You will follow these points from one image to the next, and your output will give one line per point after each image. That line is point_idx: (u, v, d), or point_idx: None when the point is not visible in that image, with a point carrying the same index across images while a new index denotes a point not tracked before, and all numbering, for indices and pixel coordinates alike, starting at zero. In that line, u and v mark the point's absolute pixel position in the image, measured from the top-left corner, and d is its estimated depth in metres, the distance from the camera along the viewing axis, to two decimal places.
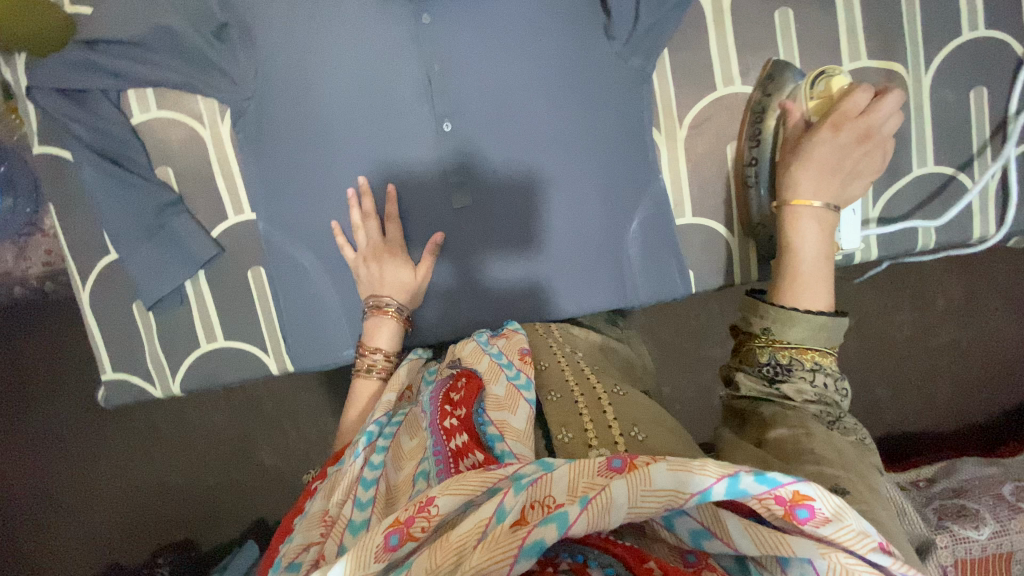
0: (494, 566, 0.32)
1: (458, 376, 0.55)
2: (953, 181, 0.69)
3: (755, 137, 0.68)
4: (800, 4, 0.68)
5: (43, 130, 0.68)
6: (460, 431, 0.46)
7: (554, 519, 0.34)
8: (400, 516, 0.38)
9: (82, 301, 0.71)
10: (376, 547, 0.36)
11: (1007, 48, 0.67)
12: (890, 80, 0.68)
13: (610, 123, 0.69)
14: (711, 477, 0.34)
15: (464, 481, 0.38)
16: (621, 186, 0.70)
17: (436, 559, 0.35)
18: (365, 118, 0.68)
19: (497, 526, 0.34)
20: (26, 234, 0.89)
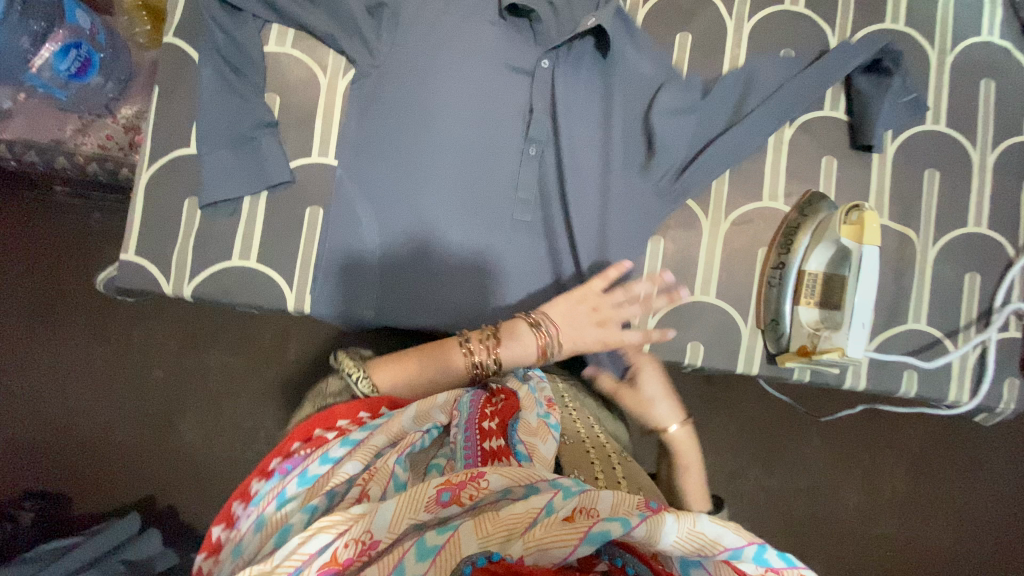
0: (560, 542, 0.58)
1: (493, 402, 0.77)
2: (935, 341, 0.84)
3: (787, 248, 0.88)
4: (843, 160, 0.91)
5: (184, 30, 0.86)
6: (498, 440, 0.70)
7: (617, 520, 0.59)
8: (453, 483, 0.63)
9: (140, 179, 0.82)
10: (432, 500, 0.62)
11: (964, 242, 0.86)
12: (904, 242, 0.86)
13: (642, 186, 0.90)
14: (744, 540, 0.60)
15: (515, 475, 0.65)
16: (635, 239, 0.91)
17: (488, 531, 0.59)
18: (455, 172, 0.87)
19: (547, 517, 0.60)
20: (97, 115, 1.02)
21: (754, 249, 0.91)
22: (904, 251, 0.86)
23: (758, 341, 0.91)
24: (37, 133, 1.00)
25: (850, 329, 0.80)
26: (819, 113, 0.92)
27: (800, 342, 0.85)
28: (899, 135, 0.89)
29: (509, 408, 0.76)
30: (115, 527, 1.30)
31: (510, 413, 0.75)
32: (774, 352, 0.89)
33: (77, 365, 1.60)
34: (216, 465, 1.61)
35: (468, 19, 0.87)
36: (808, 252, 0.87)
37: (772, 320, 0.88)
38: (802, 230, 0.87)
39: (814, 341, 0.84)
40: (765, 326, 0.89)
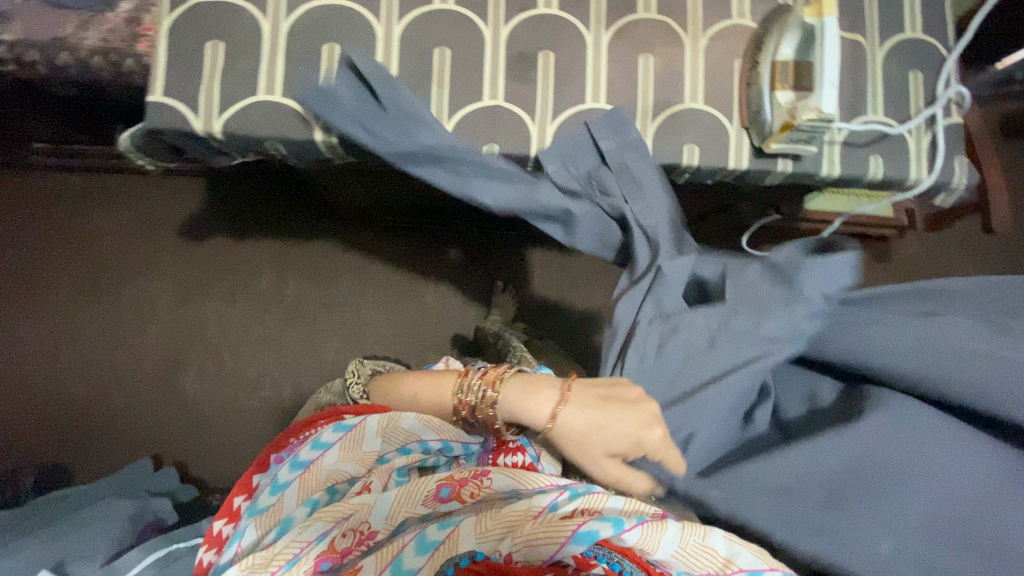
0: (551, 540, 0.58)
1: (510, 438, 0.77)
2: (888, 124, 0.89)
3: (759, 49, 0.84)
4: None
5: None
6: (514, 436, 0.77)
7: (609, 522, 0.58)
8: (456, 479, 0.69)
9: (161, 27, 0.76)
10: (432, 493, 0.68)
11: (933, 49, 0.92)
12: (855, 47, 0.89)
13: (665, 14, 0.86)
14: (764, 564, 0.55)
15: (513, 474, 0.69)
16: (670, 65, 0.85)
17: (487, 526, 0.61)
18: (849, 524, 0.54)
19: (548, 513, 0.61)
20: (97, 11, 0.94)
21: (732, 62, 0.87)
22: (857, 54, 0.89)
23: (743, 139, 0.86)
24: (39, 32, 0.93)
25: (822, 90, 0.74)
26: None
27: (782, 121, 0.80)
28: None
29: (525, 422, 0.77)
30: (127, 470, 1.28)
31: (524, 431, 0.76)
32: (759, 144, 0.84)
33: (69, 330, 1.56)
34: (223, 413, 1.58)
35: None
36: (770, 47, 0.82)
37: (754, 115, 0.84)
38: (770, 31, 0.83)
39: (793, 114, 0.78)
40: (749, 122, 0.84)
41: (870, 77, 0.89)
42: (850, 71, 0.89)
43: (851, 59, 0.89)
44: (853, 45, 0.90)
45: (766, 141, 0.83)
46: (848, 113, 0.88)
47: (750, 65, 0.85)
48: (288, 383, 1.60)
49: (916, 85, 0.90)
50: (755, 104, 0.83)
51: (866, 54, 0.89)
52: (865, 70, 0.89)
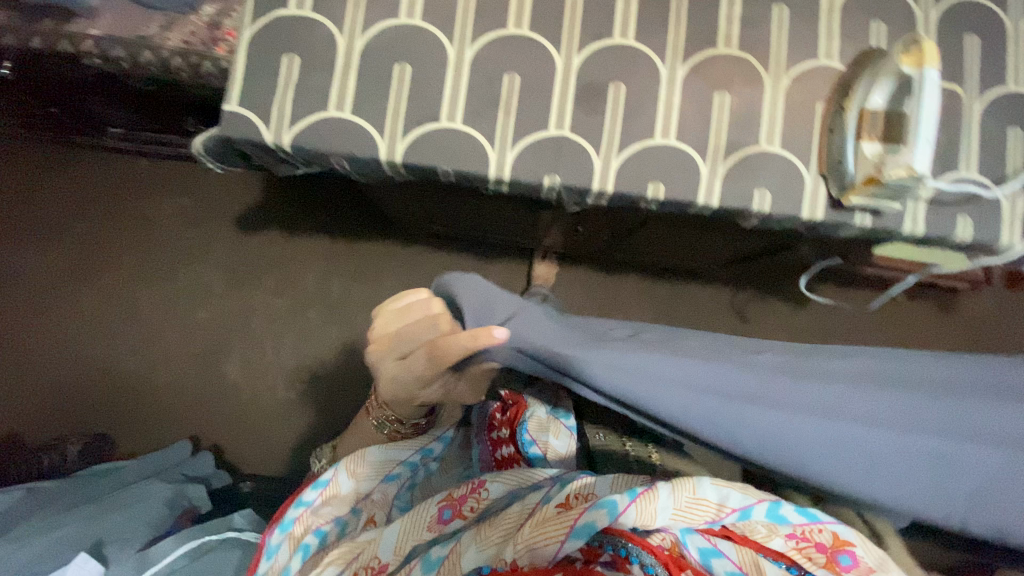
0: (555, 536, 0.61)
1: (510, 402, 0.90)
2: (980, 182, 0.82)
3: (846, 94, 0.79)
4: (891, 25, 0.85)
5: None
6: (507, 441, 0.86)
7: (604, 507, 0.61)
8: (454, 502, 0.74)
9: (241, 39, 0.77)
10: (434, 520, 0.73)
11: None
12: (951, 98, 0.83)
13: (746, 53, 0.82)
14: (751, 500, 0.63)
15: (507, 476, 0.75)
16: (747, 105, 0.81)
17: (488, 538, 0.66)
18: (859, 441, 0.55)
19: (546, 509, 0.64)
20: (181, 12, 0.97)
21: (813, 104, 0.82)
22: (953, 104, 0.83)
23: (819, 188, 0.81)
24: (125, 29, 0.96)
25: (916, 145, 0.69)
26: None
27: (865, 174, 0.75)
28: (939, 2, 0.86)
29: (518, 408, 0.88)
30: (163, 453, 1.31)
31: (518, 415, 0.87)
32: (836, 196, 0.79)
33: (125, 307, 1.64)
34: (259, 401, 1.62)
35: None
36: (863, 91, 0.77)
37: (834, 163, 0.79)
38: (860, 77, 0.78)
39: (879, 167, 0.73)
40: (828, 171, 0.79)
41: (964, 131, 0.83)
42: (942, 123, 0.83)
43: (946, 111, 0.83)
44: (949, 95, 0.83)
45: (846, 194, 0.78)
46: (937, 168, 0.82)
47: (832, 110, 0.81)
48: (323, 379, 1.62)
49: (1015, 142, 0.83)
50: (835, 152, 0.78)
51: (962, 106, 0.83)
52: (958, 123, 0.83)
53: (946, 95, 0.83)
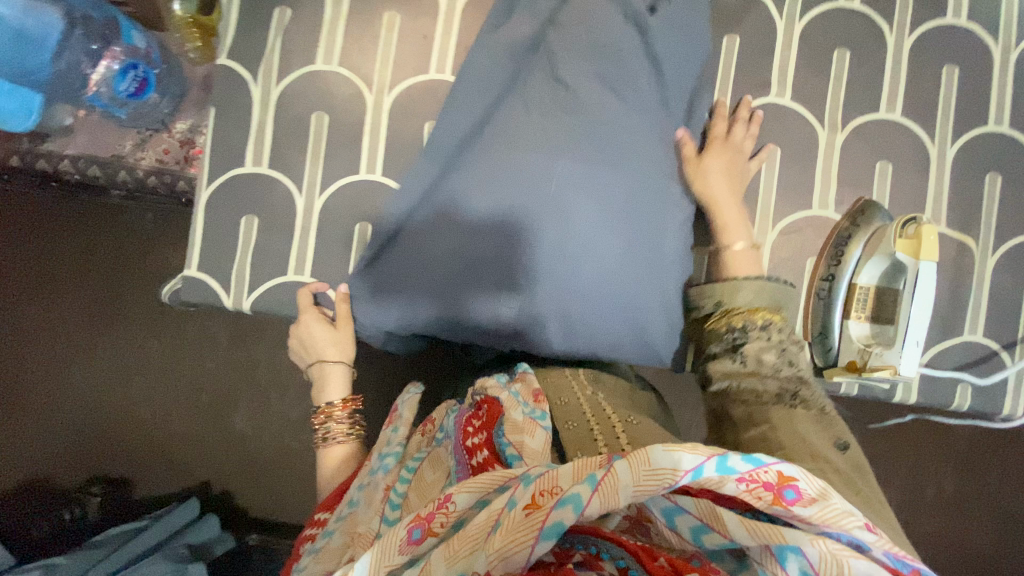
0: (517, 549, 0.39)
1: (478, 403, 0.60)
2: (984, 346, 0.76)
3: (836, 258, 0.73)
4: (899, 166, 0.76)
5: (231, 42, 0.77)
6: (484, 447, 0.55)
7: (569, 501, 0.40)
8: (421, 513, 0.46)
9: (198, 200, 0.76)
10: (401, 541, 0.45)
11: None
12: (960, 253, 0.76)
13: None
14: (702, 455, 0.42)
15: (480, 479, 0.47)
16: None
17: (454, 548, 0.42)
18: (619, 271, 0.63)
19: (508, 514, 0.41)
20: (154, 130, 0.95)
21: (802, 259, 0.75)
22: (961, 260, 0.76)
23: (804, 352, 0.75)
24: (101, 148, 0.96)
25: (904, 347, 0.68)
26: (874, 116, 0.76)
27: (849, 357, 0.71)
28: (958, 138, 0.76)
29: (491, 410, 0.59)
30: (170, 517, 1.38)
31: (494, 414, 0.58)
32: (821, 366, 0.74)
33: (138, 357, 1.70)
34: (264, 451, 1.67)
35: None
36: (730, 295, 0.65)
37: (820, 330, 0.73)
38: (854, 240, 0.72)
39: (863, 357, 0.70)
40: (814, 337, 0.73)
41: (970, 288, 0.76)
42: (946, 281, 0.76)
43: (951, 265, 0.76)
44: (958, 249, 0.76)
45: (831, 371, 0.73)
46: (936, 332, 0.75)
47: (821, 266, 0.74)
48: None
49: None
50: (821, 319, 0.73)
51: (971, 260, 0.76)
52: (964, 280, 0.76)
53: (953, 247, 0.76)
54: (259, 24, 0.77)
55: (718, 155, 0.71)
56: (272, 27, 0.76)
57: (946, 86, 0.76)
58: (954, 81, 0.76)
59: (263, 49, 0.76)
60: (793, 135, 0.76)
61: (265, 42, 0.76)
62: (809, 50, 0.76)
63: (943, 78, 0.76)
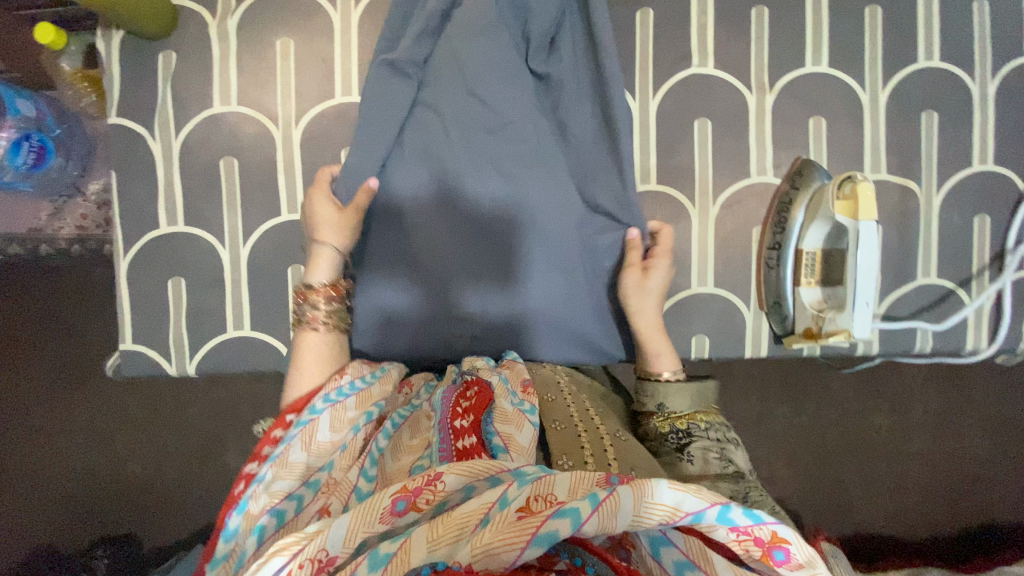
0: (507, 548, 0.38)
1: (468, 385, 0.58)
2: (940, 286, 0.75)
3: (780, 225, 0.71)
4: (833, 118, 0.74)
5: (120, 98, 0.72)
6: (468, 433, 0.51)
7: (567, 513, 0.39)
8: (407, 485, 0.43)
9: (119, 270, 0.72)
10: (384, 509, 0.42)
11: (1008, 185, 0.75)
12: (905, 197, 0.74)
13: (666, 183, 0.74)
14: (706, 502, 0.40)
15: (472, 465, 0.45)
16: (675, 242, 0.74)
17: (438, 531, 0.40)
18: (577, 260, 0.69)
19: (501, 511, 0.41)
20: (67, 197, 0.90)
21: (748, 230, 0.73)
22: (907, 203, 0.75)
23: (761, 322, 0.74)
24: (15, 224, 0.90)
25: (855, 309, 0.63)
26: (802, 71, 0.74)
27: (804, 324, 0.70)
28: (889, 81, 0.74)
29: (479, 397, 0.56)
30: None
31: (483, 402, 0.54)
32: (779, 333, 0.73)
33: None
34: None
35: None
36: (664, 398, 0.64)
37: (773, 300, 0.72)
38: (795, 205, 0.71)
39: (818, 322, 0.69)
40: (769, 307, 0.73)
41: (919, 230, 0.75)
42: (896, 228, 0.75)
43: (899, 210, 0.75)
44: (902, 193, 0.75)
45: (791, 340, 0.72)
46: (891, 281, 0.75)
47: (769, 235, 0.73)
48: None
49: (981, 232, 0.75)
50: (773, 288, 0.72)
51: (917, 202, 0.75)
52: (912, 223, 0.75)
53: (897, 192, 0.75)
54: (145, 74, 0.71)
55: (661, 271, 0.67)
56: (159, 75, 0.71)
57: (871, 27, 0.74)
58: (878, 21, 0.74)
59: (156, 100, 0.71)
60: (723, 103, 0.73)
61: (156, 92, 0.71)
62: (726, 11, 0.73)
63: (866, 20, 0.74)
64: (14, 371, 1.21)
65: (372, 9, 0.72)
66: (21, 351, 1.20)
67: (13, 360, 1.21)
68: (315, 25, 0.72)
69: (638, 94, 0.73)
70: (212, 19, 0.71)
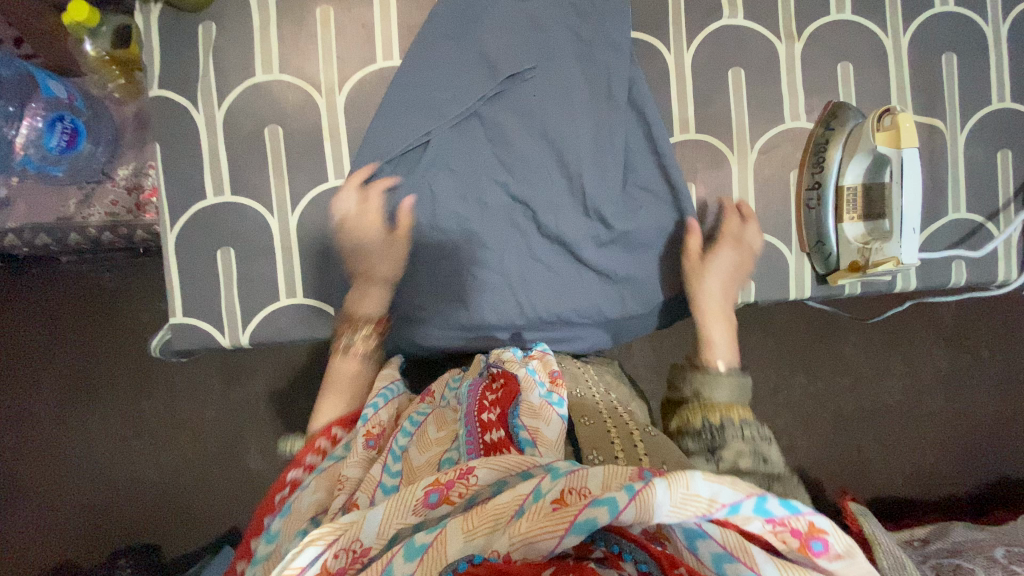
0: (545, 535, 0.38)
1: (496, 376, 0.59)
2: (970, 221, 0.78)
3: (819, 166, 0.74)
4: (860, 63, 0.77)
5: (161, 71, 0.72)
6: (496, 426, 0.51)
7: (604, 502, 0.38)
8: (440, 479, 0.44)
9: (166, 244, 0.72)
10: (416, 502, 0.43)
11: None
12: (932, 135, 0.77)
13: (704, 133, 0.76)
14: (742, 493, 0.40)
15: (503, 458, 0.45)
16: (716, 190, 0.76)
17: (473, 523, 0.40)
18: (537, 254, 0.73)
19: (535, 502, 0.40)
20: (95, 182, 0.89)
21: (786, 174, 0.76)
22: (934, 142, 0.77)
23: (804, 264, 0.76)
24: (41, 213, 0.89)
25: (902, 237, 0.67)
26: (827, 18, 0.76)
27: (849, 259, 0.72)
28: (911, 24, 0.77)
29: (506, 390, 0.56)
30: None
31: (509, 396, 0.55)
32: (822, 273, 0.75)
33: None
34: None
35: None
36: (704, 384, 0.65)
37: (816, 241, 0.74)
38: (832, 144, 0.73)
39: (864, 255, 0.71)
40: (811, 248, 0.75)
41: (947, 166, 0.78)
42: (926, 165, 0.78)
43: (927, 148, 0.77)
44: (930, 132, 0.78)
45: (837, 278, 0.74)
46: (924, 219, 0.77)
47: (808, 178, 0.75)
48: None
49: (1004, 166, 0.78)
50: (814, 230, 0.74)
51: (945, 139, 0.78)
52: (940, 160, 0.77)
53: (924, 130, 0.77)
54: (186, 45, 0.72)
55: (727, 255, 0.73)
56: (200, 46, 0.72)
57: None
58: None
59: (198, 70, 0.71)
60: (755, 52, 0.76)
61: (199, 63, 0.72)
62: None
63: None
64: (27, 380, 1.17)
65: None
66: (36, 358, 1.17)
67: (25, 369, 1.16)
68: None
69: (673, 47, 0.75)
70: None
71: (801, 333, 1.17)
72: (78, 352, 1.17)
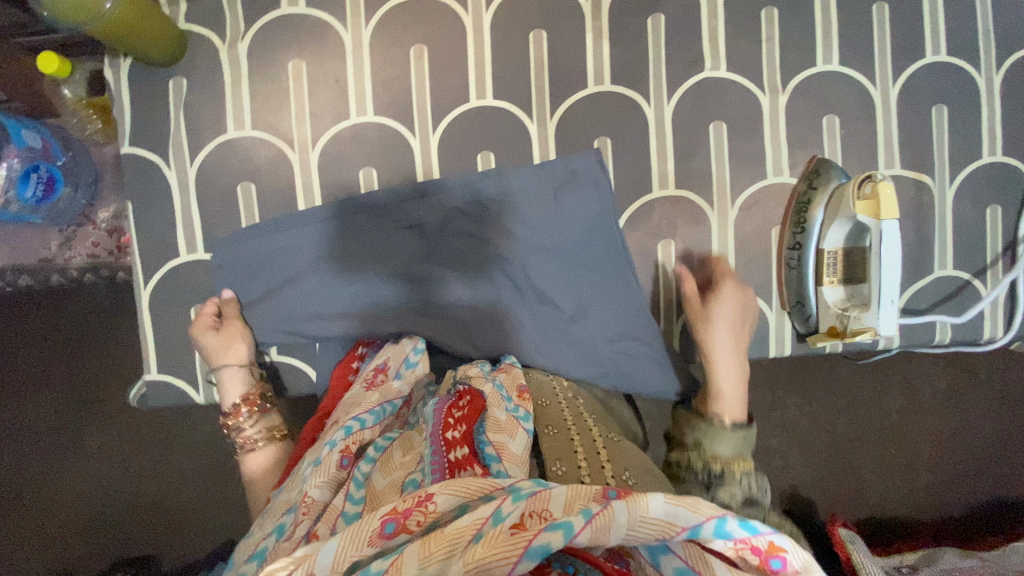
0: (500, 561, 0.36)
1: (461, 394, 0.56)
2: (956, 278, 0.76)
3: (800, 225, 0.72)
4: (846, 117, 0.74)
5: (132, 130, 0.71)
6: (461, 445, 0.49)
7: (560, 525, 0.36)
8: (397, 506, 0.41)
9: (140, 302, 0.72)
10: (373, 532, 0.40)
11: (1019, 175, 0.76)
12: (919, 191, 0.75)
13: (684, 187, 0.74)
14: (700, 516, 0.38)
15: (464, 483, 0.42)
16: (696, 246, 0.74)
17: (429, 548, 0.37)
18: (547, 249, 0.70)
19: (492, 528, 0.38)
20: (76, 225, 0.89)
21: (768, 231, 0.74)
22: (921, 199, 0.75)
23: (784, 322, 0.75)
24: (25, 255, 0.90)
25: (881, 308, 0.67)
26: (813, 70, 0.74)
27: (829, 322, 0.72)
28: (899, 77, 0.74)
29: (471, 408, 0.54)
30: None
31: (477, 412, 0.54)
32: (802, 332, 0.74)
33: None
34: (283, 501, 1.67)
35: (443, 32, 0.72)
36: (710, 438, 0.65)
37: (796, 300, 0.73)
38: (814, 204, 0.72)
39: (843, 321, 0.70)
40: (792, 307, 0.74)
41: (933, 225, 0.76)
42: (914, 221, 0.76)
43: (914, 205, 0.76)
44: (917, 188, 0.75)
45: (816, 343, 0.74)
46: (910, 276, 0.76)
47: (791, 236, 0.73)
48: None
49: (993, 223, 0.76)
50: (794, 288, 0.73)
51: (933, 196, 0.76)
52: (927, 218, 0.76)
53: (911, 185, 0.75)
54: (156, 102, 0.71)
55: (727, 298, 0.70)
56: (171, 103, 0.71)
57: (879, 23, 0.74)
58: (886, 19, 0.74)
59: (169, 128, 0.71)
60: (737, 106, 0.74)
61: (169, 119, 0.71)
62: (735, 14, 0.73)
63: (875, 18, 0.74)
64: None
65: (382, 27, 0.71)
66: None
67: None
68: (324, 43, 0.71)
69: (653, 101, 0.73)
70: (223, 43, 0.71)
71: (785, 366, 1.17)
72: (55, 372, 1.07)
